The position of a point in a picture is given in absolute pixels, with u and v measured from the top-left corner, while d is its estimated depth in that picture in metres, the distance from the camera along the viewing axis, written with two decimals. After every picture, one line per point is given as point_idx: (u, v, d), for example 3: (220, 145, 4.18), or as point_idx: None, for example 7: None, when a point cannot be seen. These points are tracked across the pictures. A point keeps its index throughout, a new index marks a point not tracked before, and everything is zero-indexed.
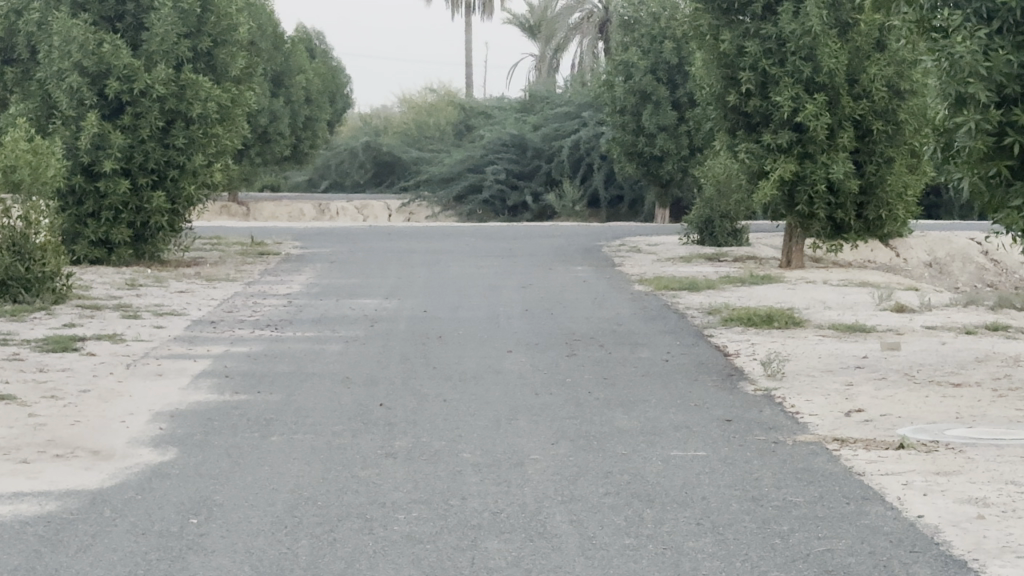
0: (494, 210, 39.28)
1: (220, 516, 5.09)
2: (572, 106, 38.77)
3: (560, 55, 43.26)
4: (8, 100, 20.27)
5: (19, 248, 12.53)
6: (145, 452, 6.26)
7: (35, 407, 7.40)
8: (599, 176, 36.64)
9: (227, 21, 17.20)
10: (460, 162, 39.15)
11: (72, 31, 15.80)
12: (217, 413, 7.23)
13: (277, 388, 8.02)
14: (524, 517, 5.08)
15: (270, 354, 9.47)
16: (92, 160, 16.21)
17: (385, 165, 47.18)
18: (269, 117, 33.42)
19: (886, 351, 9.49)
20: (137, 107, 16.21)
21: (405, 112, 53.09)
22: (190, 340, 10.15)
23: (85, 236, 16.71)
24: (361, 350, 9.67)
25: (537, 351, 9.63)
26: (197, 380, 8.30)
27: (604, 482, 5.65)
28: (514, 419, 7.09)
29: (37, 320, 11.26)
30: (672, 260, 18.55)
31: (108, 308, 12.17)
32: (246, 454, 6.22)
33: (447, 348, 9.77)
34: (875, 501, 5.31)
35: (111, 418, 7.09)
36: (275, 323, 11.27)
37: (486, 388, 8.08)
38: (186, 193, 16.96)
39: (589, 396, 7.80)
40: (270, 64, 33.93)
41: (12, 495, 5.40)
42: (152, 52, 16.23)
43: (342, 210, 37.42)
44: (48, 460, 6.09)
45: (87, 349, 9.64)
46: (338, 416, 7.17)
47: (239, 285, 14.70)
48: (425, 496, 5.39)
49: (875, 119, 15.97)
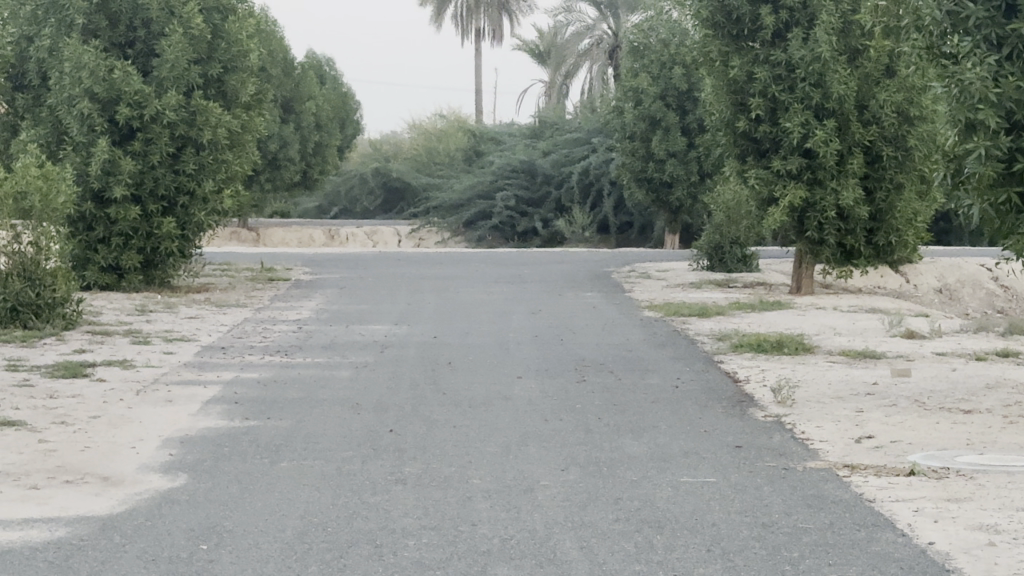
0: (504, 235, 39.31)
1: (229, 543, 5.08)
2: (582, 132, 38.83)
3: (570, 81, 43.35)
4: (18, 126, 20.32)
5: (29, 273, 12.56)
6: (155, 478, 6.26)
7: (44, 433, 7.40)
8: (609, 203, 36.66)
9: (237, 48, 17.27)
10: (470, 189, 39.21)
11: (83, 57, 15.83)
12: (227, 439, 7.23)
13: (286, 415, 8.01)
14: (534, 544, 5.08)
15: (280, 380, 9.46)
16: (102, 186, 16.25)
17: (394, 190, 47.30)
18: (278, 143, 33.46)
19: (896, 378, 9.46)
20: (147, 133, 16.25)
21: (415, 138, 53.16)
22: (199, 366, 10.15)
23: (95, 262, 16.70)
24: (370, 376, 9.68)
25: (547, 377, 9.62)
26: (206, 406, 8.29)
27: (614, 508, 5.64)
28: (523, 445, 7.09)
29: (47, 346, 11.25)
30: (682, 285, 18.56)
31: (118, 333, 12.19)
32: (254, 480, 6.21)
33: (457, 374, 9.77)
34: (885, 528, 5.30)
35: (121, 445, 7.09)
36: (285, 349, 11.27)
37: (496, 414, 8.08)
38: (196, 219, 16.97)
39: (599, 422, 7.79)
40: (280, 90, 34.00)
41: (22, 521, 5.40)
42: (163, 78, 16.27)
43: (352, 236, 37.45)
44: (58, 486, 6.09)
45: (96, 374, 9.64)
46: (348, 442, 7.16)
47: (249, 311, 14.71)
48: (434, 522, 5.39)
49: (884, 145, 15.98)
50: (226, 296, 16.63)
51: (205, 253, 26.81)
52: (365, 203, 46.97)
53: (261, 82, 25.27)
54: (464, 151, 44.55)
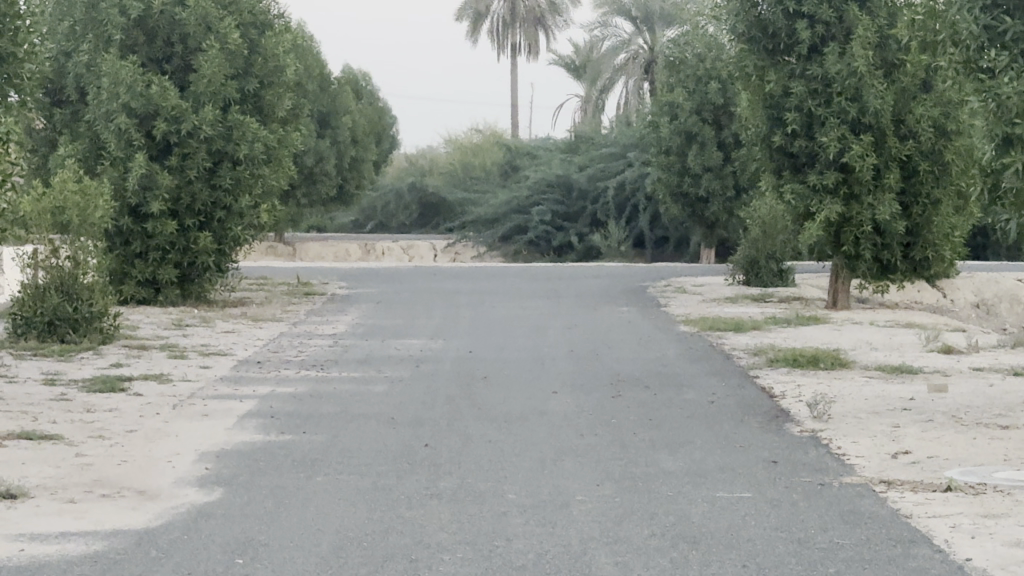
0: (539, 250, 39.30)
1: (265, 557, 5.10)
2: (618, 146, 38.82)
3: (605, 96, 43.32)
4: (55, 141, 20.43)
5: (68, 288, 12.60)
6: (191, 493, 6.27)
7: (83, 447, 7.43)
8: (645, 217, 36.61)
9: (274, 63, 17.33)
10: (505, 204, 39.26)
11: (120, 73, 15.91)
12: (263, 454, 7.23)
13: (323, 429, 8.01)
14: (570, 559, 5.07)
15: (316, 394, 9.46)
16: (139, 201, 16.32)
17: (430, 204, 47.35)
18: (314, 157, 33.56)
19: (933, 393, 9.42)
20: (184, 148, 16.32)
21: (449, 152, 53.24)
22: (235, 380, 10.17)
23: (132, 276, 16.76)
24: (405, 391, 9.67)
25: (582, 392, 9.60)
26: (243, 421, 8.29)
27: (650, 523, 5.63)
28: (557, 460, 7.08)
29: (84, 361, 11.29)
30: (717, 300, 18.53)
31: (155, 348, 12.24)
32: (290, 494, 6.23)
33: (493, 389, 9.77)
34: (921, 544, 5.28)
35: (157, 459, 7.11)
36: (320, 363, 11.29)
37: (531, 429, 8.08)
38: (232, 234, 17.01)
39: (634, 438, 7.78)
40: (316, 105, 34.10)
41: (59, 535, 5.42)
42: (200, 93, 16.31)
43: (388, 250, 37.50)
44: (94, 500, 6.12)
45: (133, 389, 9.66)
46: (384, 456, 7.17)
47: (283, 326, 14.74)
48: (469, 537, 5.39)
49: (921, 160, 15.92)
50: (263, 311, 16.68)
51: (242, 268, 26.91)
52: (400, 217, 47.05)
53: (297, 94, 25.36)
54: (499, 166, 44.54)
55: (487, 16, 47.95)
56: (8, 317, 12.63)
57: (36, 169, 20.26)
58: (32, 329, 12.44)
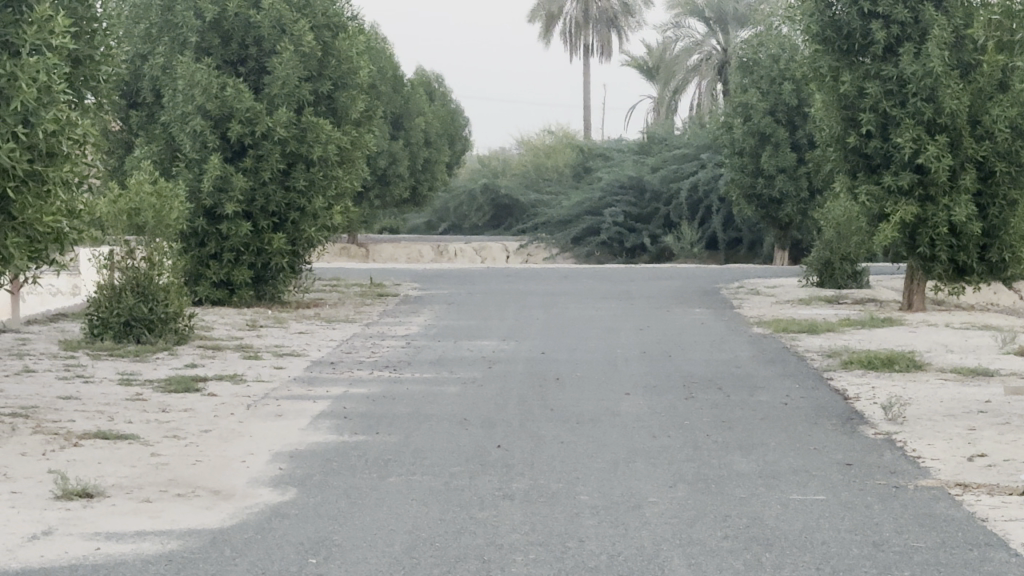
0: (612, 251, 39.25)
1: (338, 557, 5.12)
2: (691, 147, 38.70)
3: (678, 97, 43.15)
4: (132, 142, 20.61)
5: (143, 288, 12.71)
6: (264, 493, 6.31)
7: (158, 447, 7.48)
8: (719, 219, 36.50)
9: (347, 65, 17.39)
10: (578, 205, 39.23)
11: (196, 75, 16.03)
12: (337, 454, 7.26)
13: (395, 430, 8.04)
14: (641, 560, 5.06)
15: (389, 395, 9.49)
16: (214, 202, 16.43)
17: (503, 206, 47.40)
18: (388, 159, 33.67)
19: (1010, 396, 9.35)
20: (258, 150, 16.41)
21: (522, 154, 53.28)
22: (308, 381, 10.22)
23: (207, 277, 16.89)
24: (478, 392, 9.66)
25: (655, 394, 9.58)
26: (315, 422, 8.32)
27: (723, 526, 5.61)
28: (630, 461, 7.07)
29: (159, 361, 11.37)
30: (792, 302, 18.44)
31: (229, 349, 12.31)
32: (363, 494, 6.25)
33: (566, 391, 9.76)
34: (998, 548, 5.23)
35: (230, 459, 7.15)
36: (394, 364, 11.33)
37: (604, 431, 8.06)
38: (306, 236, 17.07)
39: (708, 439, 7.76)
40: (389, 106, 34.21)
41: (134, 534, 5.46)
42: (274, 95, 16.38)
43: (461, 252, 37.55)
44: (169, 499, 6.16)
45: (208, 390, 9.71)
46: (456, 457, 7.19)
47: (358, 326, 14.80)
48: (541, 538, 5.39)
49: (999, 161, 15.76)
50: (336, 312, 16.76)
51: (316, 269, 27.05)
52: (473, 219, 47.11)
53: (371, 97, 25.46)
54: (571, 167, 44.52)
55: (560, 18, 47.96)
56: (85, 318, 12.75)
57: (112, 171, 20.44)
58: (108, 330, 12.57)
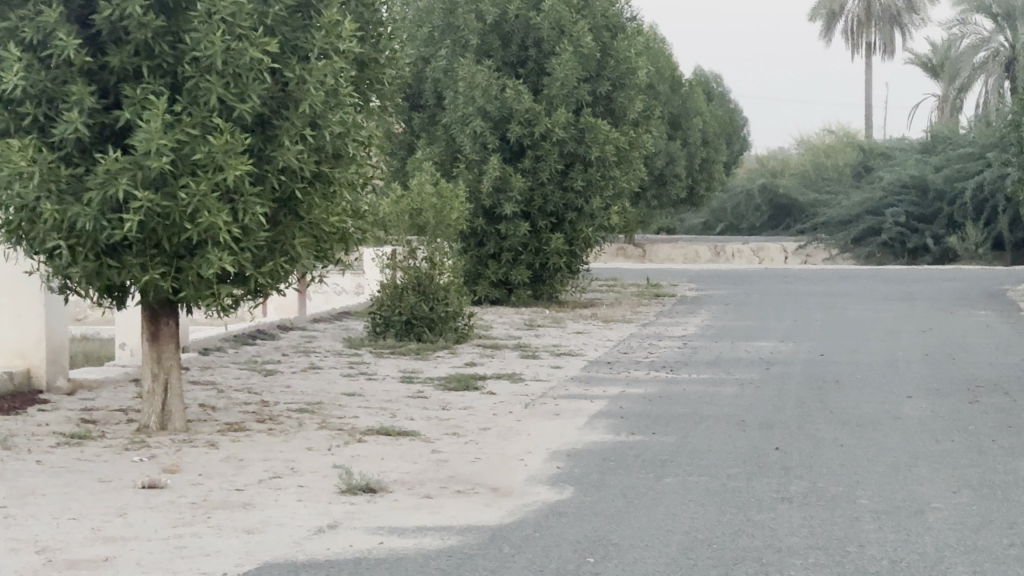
0: (893, 252, 38.60)
1: (615, 556, 5.14)
2: (976, 146, 37.82)
3: (964, 95, 42.24)
4: (414, 144, 21.06)
5: (424, 287, 12.95)
6: (543, 490, 6.36)
7: (438, 442, 7.61)
8: (1006, 220, 35.61)
9: (627, 66, 17.39)
10: (860, 205, 38.70)
11: (476, 77, 16.33)
12: (613, 454, 7.30)
13: (672, 430, 8.05)
14: (926, 566, 4.97)
15: (667, 395, 9.48)
16: (493, 203, 16.65)
17: (782, 206, 46.99)
18: (665, 159, 33.70)
19: None
20: (537, 151, 16.53)
21: (801, 154, 52.79)
22: (586, 380, 10.27)
23: (487, 277, 17.24)
24: (756, 394, 9.60)
25: (939, 397, 9.37)
26: (592, 421, 8.35)
27: (1008, 532, 5.48)
28: (911, 467, 6.94)
29: (439, 359, 11.58)
30: None
31: (507, 348, 12.45)
32: (639, 494, 6.26)
33: (847, 393, 9.64)
34: None
35: (509, 456, 7.25)
36: (671, 364, 11.34)
37: (885, 434, 7.93)
38: (583, 236, 17.11)
39: (991, 445, 7.57)
40: (667, 106, 34.27)
41: (414, 528, 5.57)
42: (552, 96, 16.47)
43: (738, 253, 37.32)
44: (449, 495, 6.25)
45: (485, 387, 9.84)
46: (733, 458, 7.17)
47: (635, 326, 14.85)
48: (821, 542, 5.33)
49: None
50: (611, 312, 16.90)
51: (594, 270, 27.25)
52: (751, 220, 46.84)
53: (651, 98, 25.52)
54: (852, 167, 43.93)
55: (843, 16, 47.45)
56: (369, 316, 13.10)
57: (396, 172, 20.87)
58: (390, 328, 12.91)
